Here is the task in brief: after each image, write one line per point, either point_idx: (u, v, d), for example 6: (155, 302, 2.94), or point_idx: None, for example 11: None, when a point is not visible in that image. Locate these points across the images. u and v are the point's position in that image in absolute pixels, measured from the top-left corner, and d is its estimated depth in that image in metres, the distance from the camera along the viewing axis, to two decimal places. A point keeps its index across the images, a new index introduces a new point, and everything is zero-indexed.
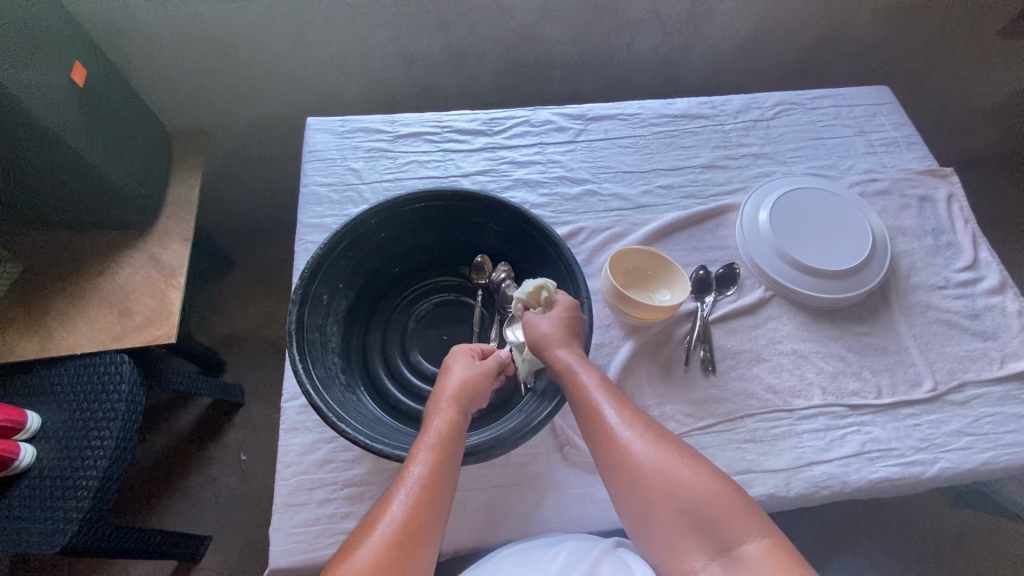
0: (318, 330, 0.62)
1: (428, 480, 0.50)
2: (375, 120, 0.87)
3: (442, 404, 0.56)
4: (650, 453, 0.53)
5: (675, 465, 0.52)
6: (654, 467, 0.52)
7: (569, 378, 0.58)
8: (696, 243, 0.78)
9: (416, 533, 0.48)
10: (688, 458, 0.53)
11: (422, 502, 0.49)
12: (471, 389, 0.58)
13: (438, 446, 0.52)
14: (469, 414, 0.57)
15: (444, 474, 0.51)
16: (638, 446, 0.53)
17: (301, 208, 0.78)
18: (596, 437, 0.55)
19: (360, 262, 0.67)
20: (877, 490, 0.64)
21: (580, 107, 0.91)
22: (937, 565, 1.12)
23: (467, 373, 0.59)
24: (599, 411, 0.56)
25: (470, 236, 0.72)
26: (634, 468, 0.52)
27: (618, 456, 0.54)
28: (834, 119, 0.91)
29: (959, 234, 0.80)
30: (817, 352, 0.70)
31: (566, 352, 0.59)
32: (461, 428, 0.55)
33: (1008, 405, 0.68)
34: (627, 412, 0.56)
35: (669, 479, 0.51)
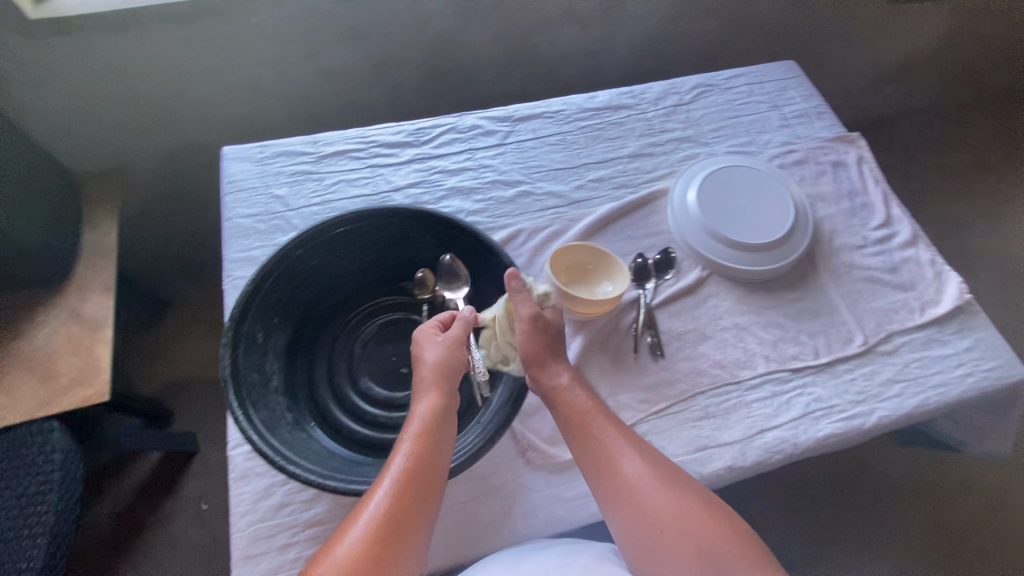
0: (258, 371, 0.60)
1: (413, 460, 0.54)
2: (296, 142, 0.84)
3: (424, 386, 0.60)
4: (655, 488, 0.56)
5: (679, 499, 0.56)
6: (662, 502, 0.56)
7: (569, 409, 0.61)
8: (632, 232, 0.80)
9: (401, 513, 0.51)
10: (690, 490, 0.57)
11: (407, 483, 0.52)
12: (446, 368, 0.61)
13: (424, 426, 0.57)
14: (449, 393, 0.61)
15: (427, 453, 0.55)
16: (643, 481, 0.57)
17: (225, 244, 0.75)
18: (601, 471, 0.58)
19: (294, 294, 0.65)
20: (826, 446, 0.67)
21: (505, 109, 0.91)
22: (893, 505, 1.19)
23: (441, 353, 0.62)
24: (609, 443, 0.59)
25: (408, 252, 0.70)
26: (642, 503, 0.56)
27: (626, 492, 0.57)
28: (748, 97, 0.95)
29: (871, 194, 0.85)
30: (757, 322, 0.73)
31: (561, 376, 0.63)
32: (442, 407, 0.59)
33: (931, 348, 0.73)
34: (635, 446, 0.59)
35: (678, 513, 0.55)
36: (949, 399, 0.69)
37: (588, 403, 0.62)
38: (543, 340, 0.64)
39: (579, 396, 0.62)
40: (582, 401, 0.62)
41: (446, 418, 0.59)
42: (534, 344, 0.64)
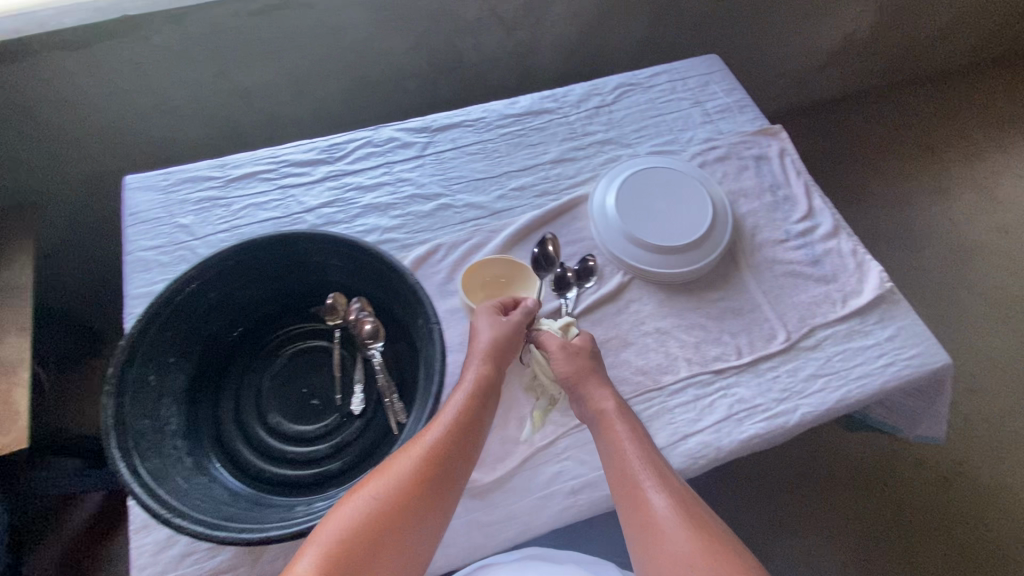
0: (150, 416, 0.57)
1: (448, 428, 0.57)
2: (203, 167, 0.80)
3: (476, 357, 0.63)
4: (680, 531, 0.54)
5: (706, 548, 0.53)
6: (685, 546, 0.53)
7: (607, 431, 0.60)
8: (554, 240, 0.78)
9: (426, 475, 0.54)
10: (722, 545, 0.53)
11: (440, 447, 0.56)
12: (500, 344, 0.64)
13: (470, 396, 0.60)
14: (496, 370, 0.63)
15: (463, 425, 0.58)
16: (669, 521, 0.54)
17: (126, 279, 0.71)
18: (627, 498, 0.57)
19: (192, 329, 0.62)
20: (751, 447, 0.66)
21: (423, 120, 0.88)
22: None
23: (496, 329, 0.64)
24: (640, 473, 0.57)
25: (315, 276, 0.68)
26: (663, 542, 0.53)
27: (647, 525, 0.55)
28: (670, 94, 0.94)
29: (793, 186, 0.85)
30: (678, 325, 0.72)
31: (604, 400, 0.62)
32: (488, 382, 0.62)
33: (854, 340, 0.73)
34: (667, 479, 0.57)
35: (703, 563, 0.52)
36: (871, 390, 0.69)
37: (629, 430, 0.60)
38: (579, 365, 0.64)
39: (620, 421, 0.60)
40: (621, 425, 0.60)
41: (488, 393, 0.61)
42: (572, 366, 0.64)
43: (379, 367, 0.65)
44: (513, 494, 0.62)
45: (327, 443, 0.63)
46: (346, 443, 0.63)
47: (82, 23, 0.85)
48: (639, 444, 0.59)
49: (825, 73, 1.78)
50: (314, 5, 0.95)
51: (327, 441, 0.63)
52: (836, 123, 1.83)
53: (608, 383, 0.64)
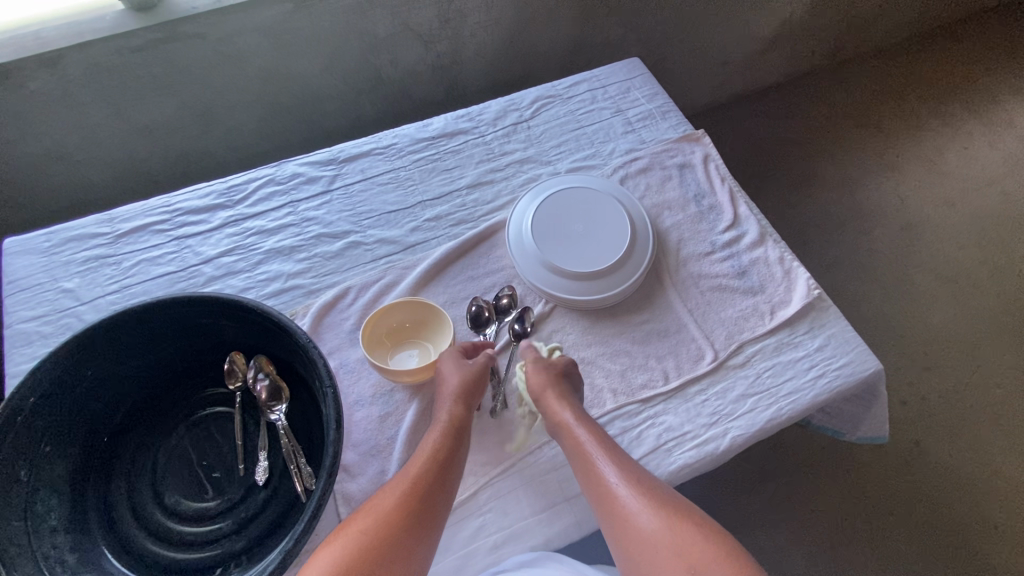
0: (21, 516, 0.52)
1: (422, 471, 0.55)
2: (89, 222, 0.75)
3: (447, 398, 0.60)
4: (649, 515, 0.53)
5: (677, 527, 0.52)
6: (660, 529, 0.52)
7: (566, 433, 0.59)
8: (471, 272, 0.75)
9: (408, 519, 0.52)
10: (694, 521, 0.53)
11: (419, 490, 0.54)
12: (468, 385, 0.61)
13: (444, 434, 0.58)
14: (471, 408, 0.61)
15: (438, 463, 0.56)
16: (637, 508, 0.53)
17: (4, 357, 0.66)
18: (596, 495, 0.56)
19: (70, 411, 0.57)
20: (682, 477, 0.64)
21: (330, 151, 0.83)
22: None
23: (463, 371, 0.62)
24: (607, 474, 0.56)
25: (208, 337, 0.63)
26: (638, 530, 0.53)
27: (618, 519, 0.54)
28: (591, 104, 0.90)
29: (718, 194, 0.82)
30: (603, 354, 0.69)
31: (564, 407, 0.60)
32: (464, 421, 0.60)
33: (783, 353, 0.71)
34: (635, 476, 0.56)
35: (679, 541, 0.51)
36: (801, 406, 0.67)
37: (586, 429, 0.59)
38: (554, 381, 0.63)
39: (577, 422, 0.59)
40: (579, 425, 0.59)
41: (461, 430, 0.59)
42: (545, 382, 0.62)
43: (282, 431, 0.61)
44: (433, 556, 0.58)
45: (230, 519, 0.58)
46: (249, 517, 0.58)
47: None
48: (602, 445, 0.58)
49: (767, 58, 1.76)
50: (205, 35, 0.88)
51: (228, 517, 0.59)
52: (780, 107, 1.83)
53: (574, 394, 0.63)
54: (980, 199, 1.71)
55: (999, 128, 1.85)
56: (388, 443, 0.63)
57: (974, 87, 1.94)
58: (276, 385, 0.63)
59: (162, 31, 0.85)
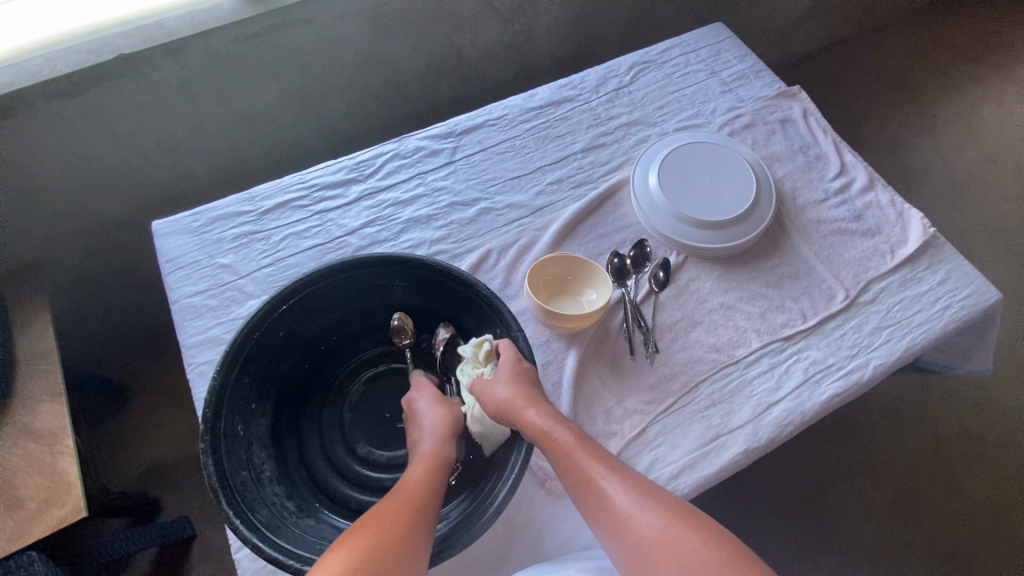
0: (246, 467, 0.55)
1: (406, 507, 0.51)
2: (231, 202, 0.78)
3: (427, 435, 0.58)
4: (654, 521, 0.51)
5: (681, 533, 0.50)
6: (665, 538, 0.50)
7: (552, 444, 0.56)
8: (602, 229, 0.78)
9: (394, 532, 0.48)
10: (697, 522, 0.51)
11: (398, 522, 0.49)
12: (450, 422, 0.59)
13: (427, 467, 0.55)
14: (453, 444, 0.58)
15: (422, 497, 0.52)
16: (639, 515, 0.51)
17: (178, 329, 0.69)
18: (593, 508, 0.53)
19: (267, 372, 0.60)
20: (832, 407, 0.68)
21: (446, 124, 0.86)
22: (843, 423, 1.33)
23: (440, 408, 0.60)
24: (593, 475, 0.54)
25: (378, 299, 0.66)
26: (644, 537, 0.50)
27: (621, 531, 0.51)
28: (686, 68, 0.93)
29: (823, 145, 0.86)
30: (741, 297, 0.73)
31: (541, 416, 0.57)
32: (448, 455, 0.56)
33: (909, 288, 0.74)
34: (621, 476, 0.54)
35: (688, 545, 0.49)
36: (934, 335, 0.71)
37: (572, 438, 0.56)
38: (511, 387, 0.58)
39: (563, 432, 0.57)
40: (564, 435, 0.56)
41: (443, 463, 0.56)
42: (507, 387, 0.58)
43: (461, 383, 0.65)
44: None
45: None
46: None
47: (76, 66, 0.82)
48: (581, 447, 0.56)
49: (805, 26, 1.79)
50: (312, 20, 0.92)
51: None
52: (819, 74, 1.85)
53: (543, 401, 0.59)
54: (1020, 154, 1.75)
55: None
56: (555, 388, 0.67)
57: (1003, 46, 1.98)
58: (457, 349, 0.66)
59: (275, 16, 0.89)
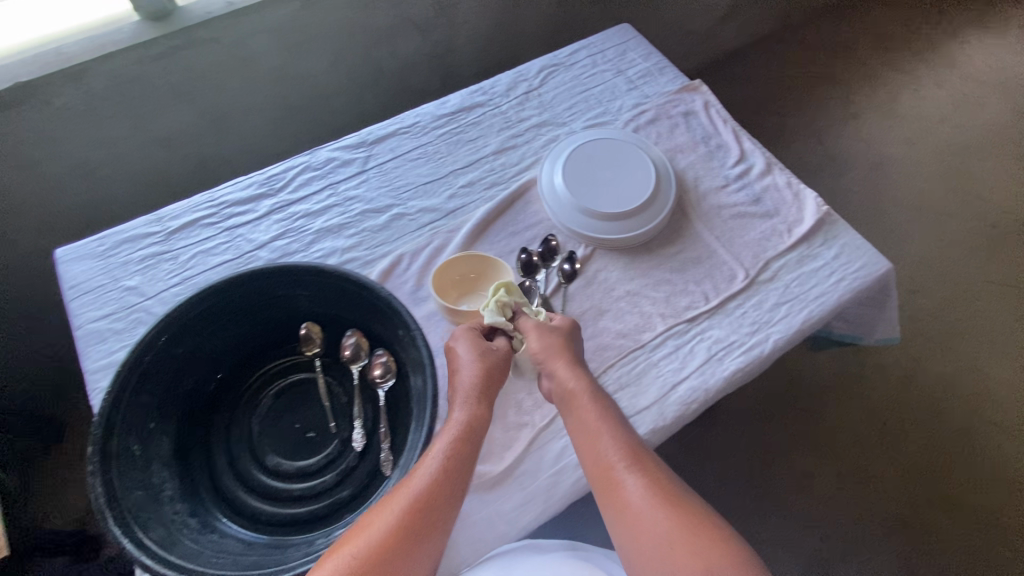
0: (143, 486, 0.54)
1: (424, 495, 0.54)
2: (138, 224, 0.77)
3: (459, 400, 0.60)
4: (658, 509, 0.54)
5: (684, 523, 0.53)
6: (668, 526, 0.53)
7: (577, 415, 0.60)
8: (513, 228, 0.80)
9: (408, 528, 0.52)
10: (705, 524, 0.53)
11: (423, 504, 0.53)
12: (490, 374, 0.62)
13: (452, 444, 0.57)
14: (486, 402, 0.61)
15: (448, 476, 0.55)
16: (647, 507, 0.54)
17: (82, 355, 0.68)
18: (605, 487, 0.57)
19: (166, 390, 0.60)
20: (736, 382, 0.70)
21: (357, 135, 0.87)
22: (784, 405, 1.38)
23: (483, 358, 0.62)
24: (614, 455, 0.57)
25: (283, 310, 0.66)
26: (644, 525, 0.54)
27: (625, 506, 0.55)
28: (593, 68, 0.97)
29: (723, 134, 0.90)
30: (646, 284, 0.75)
31: (577, 382, 0.61)
32: (478, 424, 0.59)
33: (806, 264, 0.78)
34: (637, 459, 0.57)
35: (689, 544, 0.52)
36: (829, 306, 0.74)
37: (599, 416, 0.60)
38: (557, 348, 0.64)
39: (591, 406, 0.60)
40: (591, 409, 0.60)
41: (472, 435, 0.59)
42: (548, 346, 0.64)
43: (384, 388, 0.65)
44: (525, 478, 0.63)
45: (333, 471, 0.62)
46: (350, 469, 0.62)
47: None
48: (608, 423, 0.59)
49: (730, 25, 1.86)
50: (218, 39, 1.03)
51: (331, 471, 0.62)
52: (748, 70, 1.93)
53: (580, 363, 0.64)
54: (937, 135, 1.85)
55: (943, 69, 2.00)
56: None
57: (917, 35, 2.09)
58: (388, 362, 0.65)
59: None
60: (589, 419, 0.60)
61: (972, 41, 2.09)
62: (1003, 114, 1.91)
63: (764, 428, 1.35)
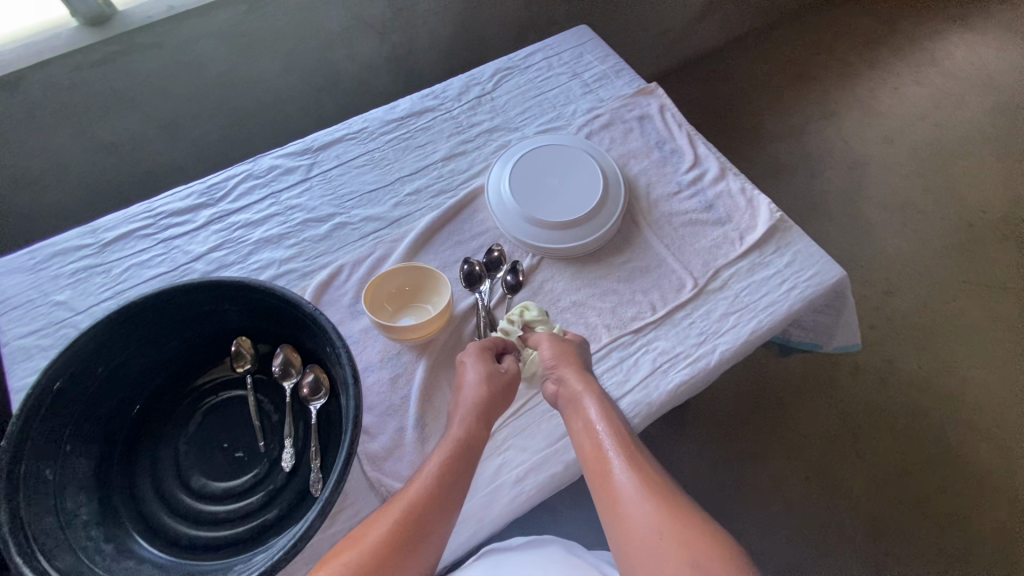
0: (53, 512, 0.52)
1: (423, 511, 0.53)
2: (71, 236, 0.75)
3: (461, 416, 0.60)
4: (652, 508, 0.52)
5: (677, 520, 0.51)
6: (659, 524, 0.51)
7: (578, 415, 0.59)
8: (458, 237, 0.78)
9: (401, 545, 0.51)
10: (695, 521, 0.51)
11: (417, 518, 0.53)
12: (492, 396, 0.61)
13: (450, 458, 0.57)
14: (485, 421, 0.61)
15: (446, 491, 0.55)
16: (639, 505, 0.52)
17: (6, 372, 0.65)
18: (599, 483, 0.55)
19: (85, 411, 0.58)
20: (681, 395, 0.68)
21: (303, 141, 0.85)
22: (754, 406, 1.37)
23: (490, 378, 0.62)
24: (609, 453, 0.56)
25: (212, 325, 0.65)
26: (633, 522, 0.52)
27: (617, 503, 0.53)
28: (548, 72, 0.95)
29: (678, 139, 0.88)
30: (592, 295, 0.74)
31: (581, 385, 0.61)
32: (475, 442, 0.59)
33: (757, 273, 0.76)
34: (630, 457, 0.55)
35: (678, 539, 0.50)
36: (780, 316, 0.72)
37: (599, 416, 0.58)
38: (567, 356, 0.63)
39: (593, 405, 0.59)
40: (592, 409, 0.59)
41: (470, 452, 0.58)
42: (557, 353, 0.64)
43: (317, 405, 0.64)
44: None
45: (260, 493, 0.60)
46: (278, 490, 0.60)
47: None
48: (605, 421, 0.58)
49: (705, 24, 1.86)
50: (163, 44, 0.99)
51: (259, 492, 0.60)
52: (725, 68, 1.92)
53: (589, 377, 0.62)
54: (916, 133, 1.83)
55: (922, 67, 1.99)
56: (403, 402, 0.66)
57: (897, 32, 2.08)
58: (318, 379, 0.63)
59: (120, 43, 0.96)
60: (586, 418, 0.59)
61: (952, 38, 2.07)
62: (982, 112, 1.89)
63: (734, 430, 1.34)
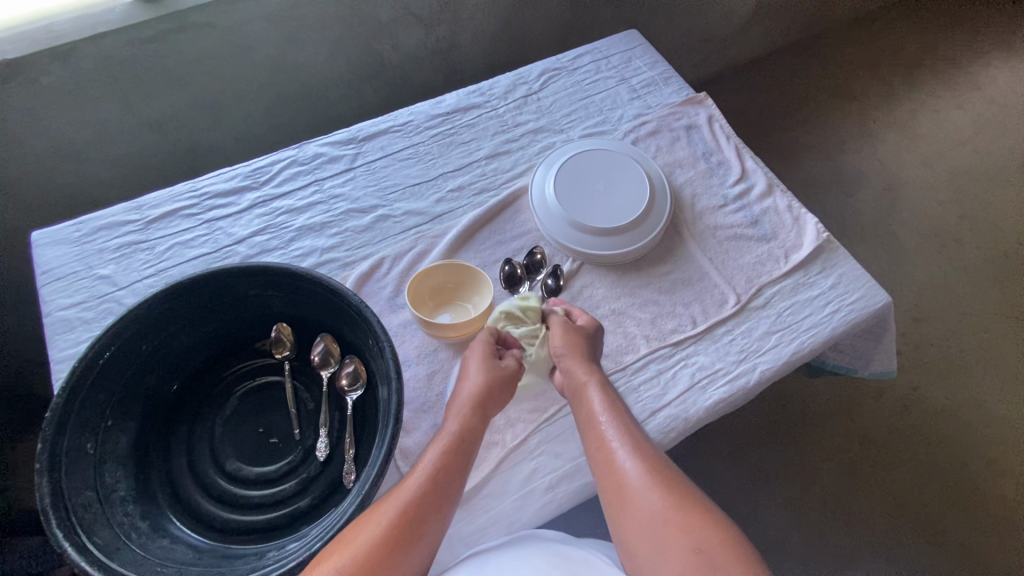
0: (92, 486, 0.52)
1: (411, 512, 0.53)
2: (117, 211, 0.75)
3: (460, 409, 0.59)
4: (659, 498, 0.54)
5: (684, 511, 0.53)
6: (665, 512, 0.53)
7: (584, 404, 0.61)
8: (500, 236, 0.77)
9: (395, 545, 0.51)
10: (693, 506, 0.54)
11: (410, 520, 0.52)
12: (492, 388, 0.60)
13: (447, 452, 0.57)
14: (485, 415, 0.60)
15: (439, 488, 0.54)
16: (647, 493, 0.55)
17: (48, 343, 0.66)
18: (604, 472, 0.57)
19: (127, 387, 0.58)
20: (718, 412, 0.67)
21: (349, 130, 0.85)
22: (772, 424, 1.36)
23: (489, 375, 0.60)
24: (613, 442, 0.57)
25: (253, 310, 0.65)
26: (638, 511, 0.54)
27: (622, 490, 0.55)
28: (596, 74, 0.94)
29: (725, 151, 0.87)
30: (632, 304, 0.73)
31: (586, 374, 0.62)
32: (472, 436, 0.58)
33: (801, 292, 0.74)
34: (635, 444, 0.57)
35: (683, 525, 0.52)
36: (823, 338, 0.71)
37: (604, 406, 0.60)
38: (579, 345, 0.64)
39: (596, 395, 0.60)
40: (597, 399, 0.60)
41: (464, 449, 0.57)
42: (569, 344, 0.63)
43: (353, 398, 0.63)
44: (491, 500, 0.61)
45: (293, 480, 0.60)
46: (312, 479, 0.60)
47: None
48: (610, 412, 0.59)
49: (745, 35, 1.84)
50: (215, 24, 1.01)
51: (292, 479, 0.60)
52: (762, 80, 1.90)
53: (597, 366, 0.63)
54: (954, 157, 1.80)
55: (963, 90, 1.95)
56: (438, 399, 0.65)
57: (940, 53, 2.04)
58: (357, 370, 0.63)
59: (171, 22, 0.98)
60: (591, 409, 0.60)
61: (996, 64, 2.03)
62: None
63: (751, 447, 1.33)
